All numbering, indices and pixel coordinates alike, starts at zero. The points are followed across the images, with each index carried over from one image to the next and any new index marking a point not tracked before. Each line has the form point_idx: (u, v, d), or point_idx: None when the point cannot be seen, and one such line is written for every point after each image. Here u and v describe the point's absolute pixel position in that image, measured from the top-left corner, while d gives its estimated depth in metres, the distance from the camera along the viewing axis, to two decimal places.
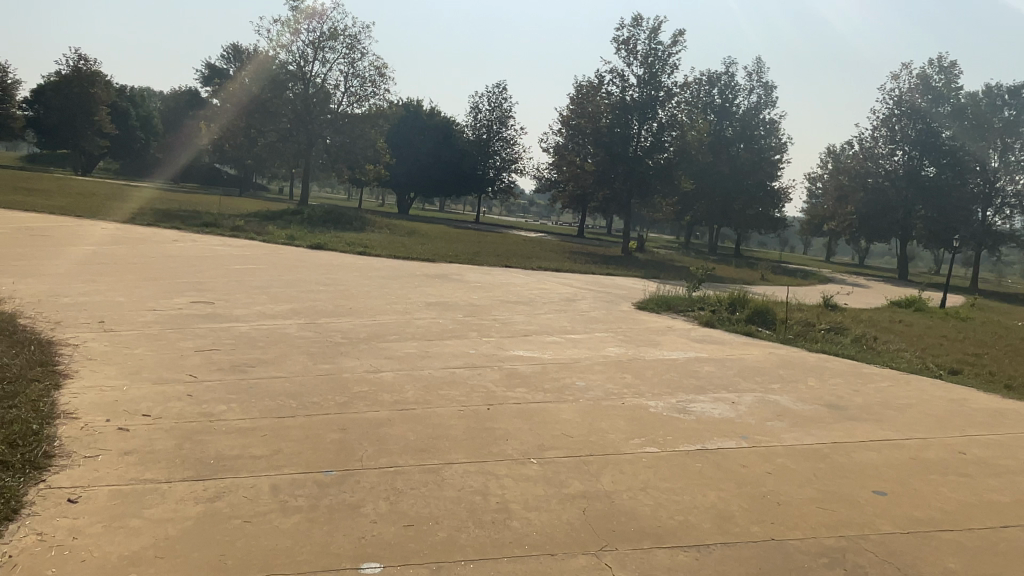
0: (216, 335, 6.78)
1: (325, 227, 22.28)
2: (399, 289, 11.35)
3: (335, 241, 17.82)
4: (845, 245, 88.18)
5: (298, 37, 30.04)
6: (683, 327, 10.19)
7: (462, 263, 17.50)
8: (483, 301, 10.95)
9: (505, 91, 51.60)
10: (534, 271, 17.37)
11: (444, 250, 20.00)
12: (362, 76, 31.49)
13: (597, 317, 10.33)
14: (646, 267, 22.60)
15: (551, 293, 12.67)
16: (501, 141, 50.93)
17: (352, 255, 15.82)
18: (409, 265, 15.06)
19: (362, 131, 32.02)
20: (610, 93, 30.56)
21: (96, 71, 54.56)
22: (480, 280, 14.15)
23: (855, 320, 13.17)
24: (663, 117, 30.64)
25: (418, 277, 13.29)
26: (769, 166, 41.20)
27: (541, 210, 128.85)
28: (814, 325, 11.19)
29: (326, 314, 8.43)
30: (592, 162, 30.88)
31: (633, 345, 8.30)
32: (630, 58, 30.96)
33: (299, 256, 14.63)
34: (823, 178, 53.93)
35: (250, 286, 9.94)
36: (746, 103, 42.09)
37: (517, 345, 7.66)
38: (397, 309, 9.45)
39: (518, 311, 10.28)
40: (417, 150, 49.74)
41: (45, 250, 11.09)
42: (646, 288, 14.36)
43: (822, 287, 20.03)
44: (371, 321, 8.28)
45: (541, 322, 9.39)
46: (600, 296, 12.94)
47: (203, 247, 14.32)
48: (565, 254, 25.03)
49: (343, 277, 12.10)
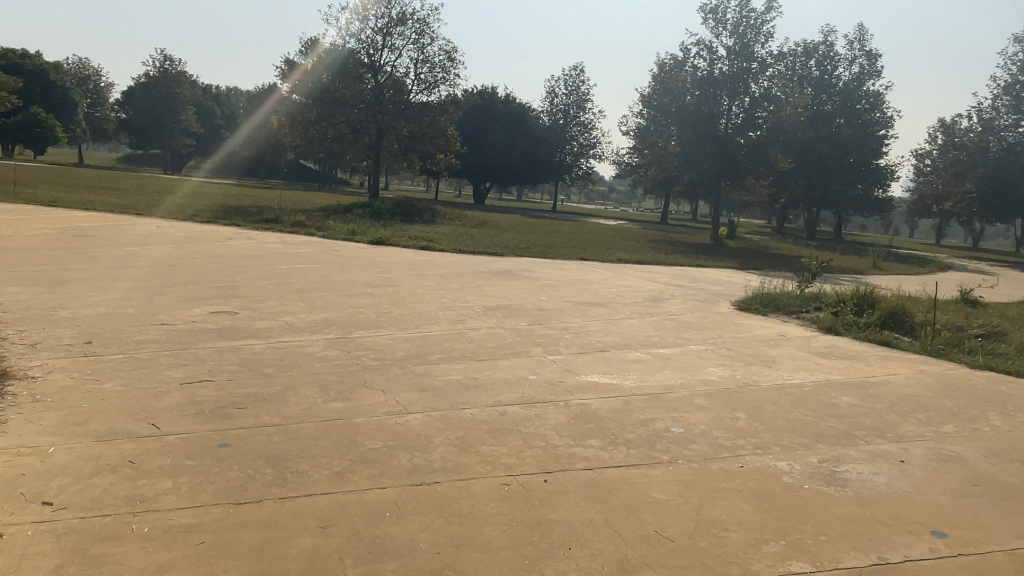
0: (217, 358, 5.52)
1: (392, 221, 21.28)
2: (457, 291, 9.94)
3: (398, 235, 16.64)
4: (956, 228, 81.52)
5: (366, 23, 29.03)
6: (796, 335, 8.31)
7: (535, 257, 16.02)
8: (553, 305, 9.35)
9: (582, 73, 49.77)
10: (615, 264, 15.64)
11: (516, 243, 18.62)
12: (433, 62, 30.29)
13: (692, 324, 8.57)
14: (739, 257, 20.49)
15: (633, 292, 10.95)
16: (579, 125, 50.01)
17: (414, 250, 14.63)
18: (474, 261, 13.67)
19: (432, 119, 30.96)
20: (696, 67, 28.48)
21: (181, 71, 55.92)
22: (553, 276, 12.63)
23: (1008, 320, 10.84)
24: (757, 91, 28.13)
25: (483, 275, 11.86)
26: (873, 142, 37.75)
27: (622, 197, 126.12)
28: (965, 329, 9.06)
29: (363, 327, 7.08)
30: (677, 142, 28.68)
31: (740, 364, 6.54)
32: (719, 29, 28.64)
33: (356, 253, 13.50)
34: (932, 153, 49.39)
35: (287, 291, 8.73)
36: (848, 75, 38.59)
37: (590, 366, 6.07)
38: (453, 316, 8.03)
39: (594, 317, 8.66)
40: (492, 138, 48.42)
41: (81, 252, 10.27)
42: (744, 283, 12.45)
43: (948, 278, 17.43)
44: (415, 336, 6.86)
45: (623, 332, 7.74)
46: (691, 295, 11.10)
47: (256, 244, 13.37)
48: (647, 243, 23.19)
49: (397, 278, 10.79)
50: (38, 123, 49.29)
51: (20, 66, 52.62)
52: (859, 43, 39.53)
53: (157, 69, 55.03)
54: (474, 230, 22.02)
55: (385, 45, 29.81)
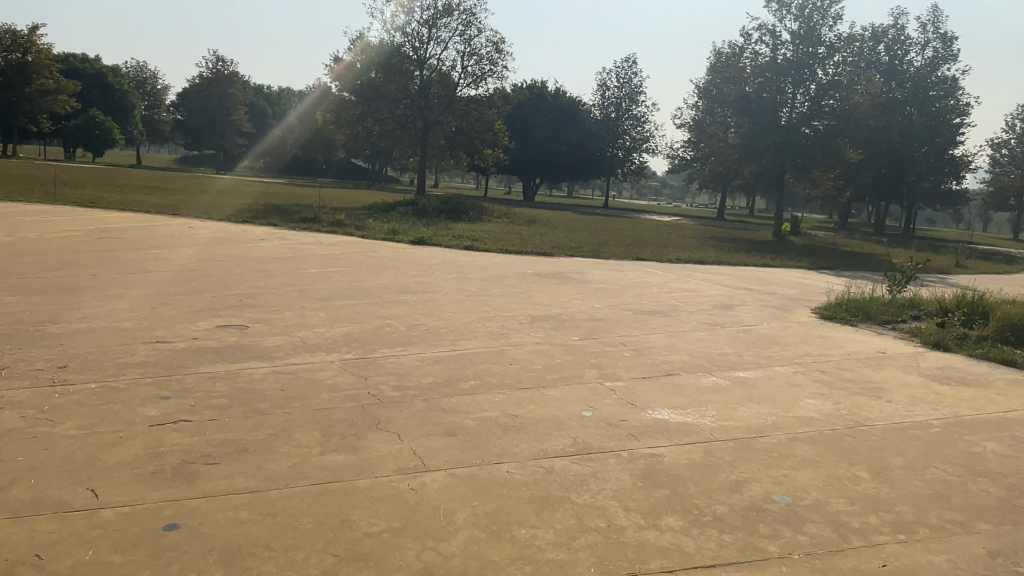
0: (208, 388, 4.60)
1: (437, 219, 20.45)
2: (501, 297, 8.94)
3: (441, 234, 15.78)
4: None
5: (412, 16, 28.24)
6: (898, 351, 7.02)
7: (586, 256, 14.92)
8: (608, 313, 8.27)
9: (635, 64, 48.20)
10: (674, 264, 14.46)
11: (566, 241, 17.55)
12: (480, 54, 29.37)
13: (771, 338, 7.35)
14: (809, 255, 19.05)
15: (698, 298, 9.78)
16: (631, 119, 48.61)
17: (457, 250, 13.75)
18: (521, 262, 12.67)
19: (479, 113, 30.00)
20: (758, 54, 26.86)
21: (233, 72, 56.34)
22: (608, 279, 11.51)
23: None
24: (824, 77, 26.27)
25: (530, 278, 10.82)
26: (948, 131, 35.21)
27: (676, 192, 123.34)
28: None
29: (389, 344, 6.11)
30: (737, 133, 27.05)
31: (842, 392, 5.34)
32: (782, 12, 26.93)
33: (395, 254, 12.64)
34: (1013, 143, 46.18)
35: (311, 300, 7.85)
36: (920, 61, 36.16)
37: (659, 397, 4.95)
38: (496, 329, 7.02)
39: (657, 330, 7.53)
40: (541, 132, 47.35)
41: (101, 255, 9.64)
42: (824, 287, 11.08)
43: None
44: (448, 355, 5.86)
45: (693, 350, 6.60)
46: (763, 302, 9.85)
47: (290, 245, 12.62)
48: (707, 241, 21.76)
49: (436, 282, 9.84)
50: (98, 126, 50.69)
51: (81, 70, 55.29)
52: (933, 26, 37.02)
53: (211, 70, 55.57)
54: (522, 227, 21.06)
55: (431, 37, 28.97)
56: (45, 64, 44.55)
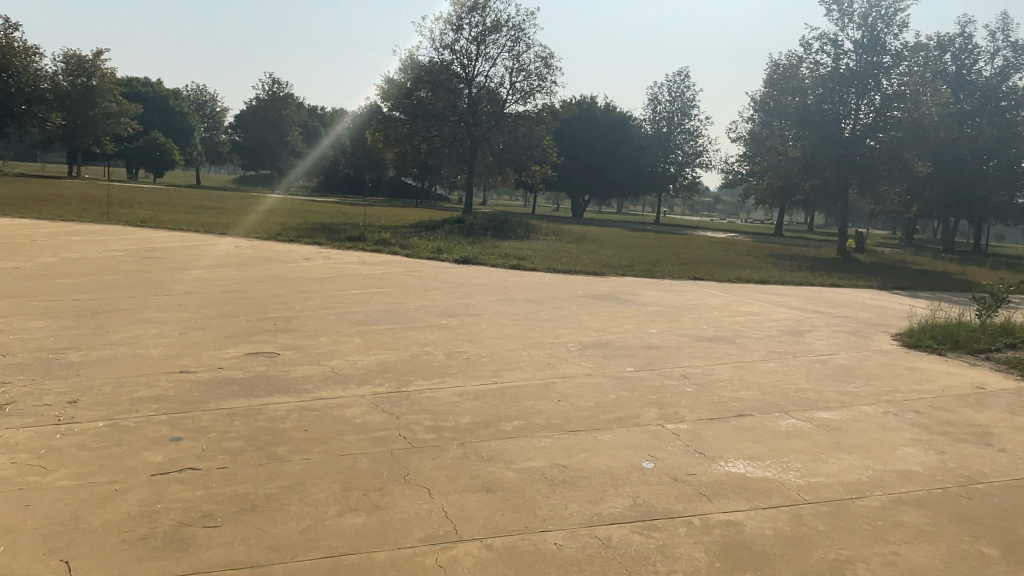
0: (223, 428, 4.19)
1: (484, 237, 20.04)
2: (551, 321, 8.40)
3: (487, 253, 15.34)
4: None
5: (460, 33, 28.14)
6: (999, 385, 6.21)
7: (639, 276, 14.26)
8: (665, 340, 7.63)
9: (688, 78, 47.30)
10: (733, 284, 13.69)
11: (617, 259, 16.91)
12: (529, 70, 29.06)
13: (851, 371, 6.61)
14: (877, 274, 17.98)
15: (764, 323, 9.05)
16: (683, 134, 47.67)
17: (504, 269, 13.29)
18: (571, 282, 12.11)
19: (528, 130, 29.64)
20: (818, 64, 25.82)
21: (288, 94, 57.59)
22: (662, 301, 10.85)
23: None
24: (890, 87, 25.05)
25: (580, 300, 10.25)
26: None
27: (730, 208, 121.05)
28: None
29: (425, 375, 5.59)
30: (797, 147, 26.02)
31: (945, 438, 4.61)
32: (844, 21, 25.88)
33: (440, 273, 12.23)
34: None
35: (347, 324, 7.43)
36: (990, 70, 34.42)
37: (731, 445, 4.30)
38: (544, 358, 6.47)
39: (720, 360, 6.85)
40: (591, 148, 46.77)
41: (140, 276, 9.47)
42: (901, 311, 10.18)
43: None
44: (491, 389, 5.31)
45: (763, 385, 5.91)
46: (836, 327, 9.06)
47: (333, 265, 12.35)
48: (766, 259, 20.80)
49: (481, 304, 9.35)
50: (157, 146, 52.25)
51: (143, 93, 57.32)
52: (1003, 33, 35.18)
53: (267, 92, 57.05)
54: (572, 245, 20.52)
55: (479, 54, 28.80)
56: (108, 87, 46.73)
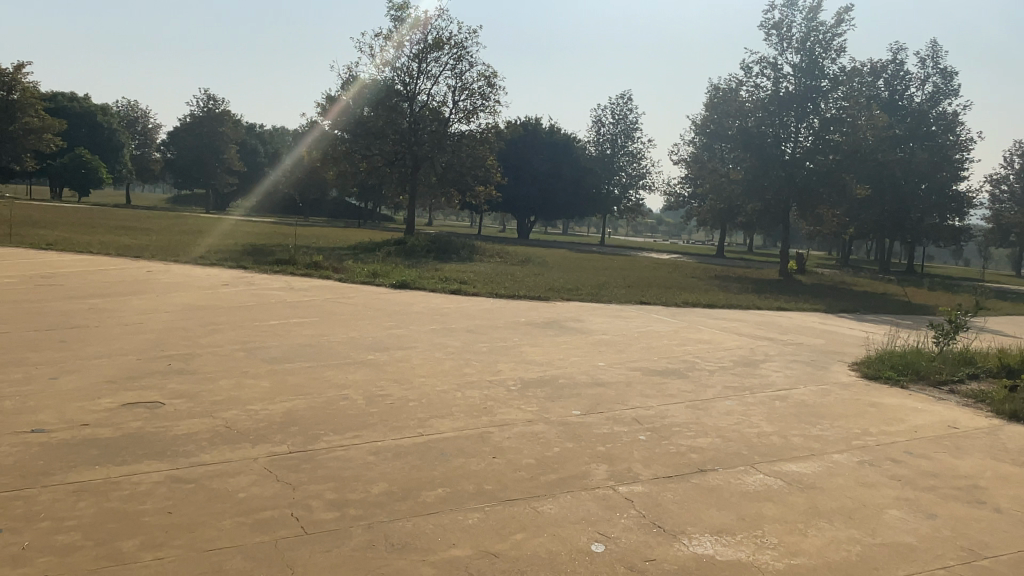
0: (64, 513, 3.32)
1: (424, 260, 19.23)
2: (490, 354, 7.66)
3: (426, 277, 14.56)
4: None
5: (401, 50, 27.44)
6: (971, 424, 5.75)
7: (585, 300, 13.70)
8: (614, 375, 6.98)
9: (630, 101, 47.64)
10: (680, 309, 13.27)
11: (561, 283, 16.36)
12: (471, 88, 28.50)
13: (815, 409, 6.06)
14: (822, 296, 17.94)
15: (716, 353, 8.51)
16: (627, 156, 47.91)
17: (443, 295, 12.54)
18: (514, 309, 11.43)
19: (471, 149, 29.04)
20: (759, 87, 26.09)
21: (224, 110, 55.80)
22: (609, 328, 10.27)
23: None
24: (827, 111, 25.42)
25: (523, 328, 9.55)
26: (951, 167, 34.58)
27: (672, 229, 123.30)
28: None
29: (337, 427, 4.78)
30: (739, 169, 26.13)
31: (930, 495, 4.05)
32: (783, 46, 26.27)
33: (373, 299, 11.40)
34: (1012, 179, 46.38)
35: (256, 362, 6.55)
36: (920, 96, 35.62)
37: (695, 515, 3.63)
38: (479, 400, 5.72)
39: (674, 398, 6.22)
40: (535, 169, 46.53)
41: (25, 307, 8.37)
42: (855, 339, 9.82)
43: None
44: (414, 443, 4.53)
45: (723, 429, 5.29)
46: (790, 357, 8.60)
47: (255, 291, 11.37)
48: (713, 281, 20.57)
49: (414, 335, 8.56)
50: (83, 164, 49.63)
51: (68, 108, 54.66)
52: (932, 60, 36.38)
53: (201, 109, 54.95)
54: (515, 268, 19.90)
55: (421, 72, 28.16)
56: (29, 102, 43.88)
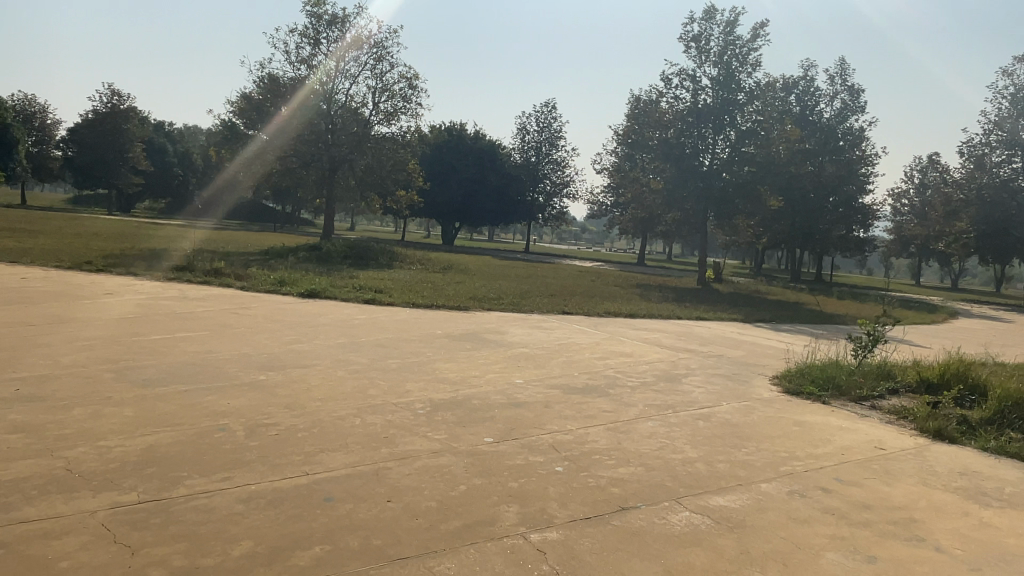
0: None
1: (340, 267, 18.36)
2: (399, 370, 7.06)
3: (338, 285, 13.75)
4: (929, 268, 82.49)
5: (317, 48, 26.43)
6: (896, 444, 5.58)
7: (506, 310, 13.24)
8: (531, 394, 6.49)
9: (554, 109, 47.58)
10: (603, 319, 13.00)
11: (482, 292, 15.84)
12: (392, 90, 27.71)
13: (742, 430, 5.74)
14: (740, 306, 18.16)
15: (638, 367, 8.15)
16: (552, 164, 47.78)
17: (355, 304, 11.82)
18: (430, 320, 10.83)
19: (392, 152, 28.18)
20: (678, 98, 26.43)
21: (131, 107, 52.85)
22: (529, 340, 9.83)
23: None
24: (743, 124, 25.92)
25: (438, 341, 8.99)
26: (857, 180, 36.17)
27: (596, 237, 125.36)
28: None
29: (205, 470, 4.12)
30: (659, 178, 26.38)
31: (867, 533, 3.73)
32: (702, 58, 26.70)
33: (278, 310, 10.58)
34: (911, 193, 49.19)
35: (124, 388, 5.75)
36: (829, 111, 37.14)
37: (613, 570, 3.17)
38: (379, 427, 5.13)
39: (594, 420, 5.77)
40: (460, 175, 45.99)
41: None
42: (777, 352, 9.70)
43: (980, 333, 15.34)
44: (294, 490, 3.90)
45: (646, 456, 4.87)
46: (712, 371, 8.35)
47: (144, 300, 10.37)
48: (635, 290, 20.56)
49: (316, 350, 7.86)
50: None
51: None
52: (840, 78, 37.93)
53: (105, 105, 51.87)
54: (436, 275, 19.27)
55: (339, 71, 27.19)
56: None
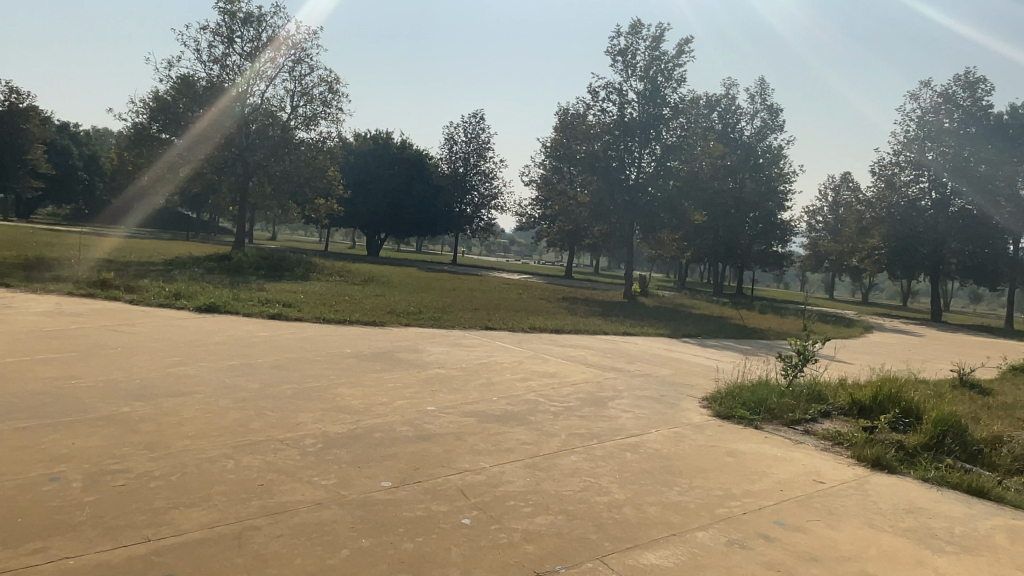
0: None
1: (251, 278, 17.20)
2: (293, 397, 6.23)
3: (242, 298, 12.72)
4: (842, 282, 86.33)
5: (230, 47, 25.17)
6: (835, 476, 5.15)
7: (425, 325, 12.51)
8: (441, 424, 5.78)
9: (482, 120, 46.58)
10: (527, 335, 12.44)
11: (401, 306, 15.05)
12: (311, 93, 26.65)
13: (673, 463, 5.19)
14: (666, 320, 17.98)
15: (562, 390, 7.55)
16: (480, 175, 46.68)
17: (259, 319, 10.87)
18: (340, 337, 9.99)
19: (310, 158, 27.05)
20: (606, 111, 26.36)
21: (31, 106, 49.21)
22: (447, 358, 9.13)
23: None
24: (669, 138, 26.02)
25: (345, 361, 8.18)
26: (775, 197, 37.18)
27: (525, 249, 125.84)
28: None
29: (14, 540, 3.26)
30: (586, 191, 26.18)
31: None
32: (628, 72, 26.74)
33: (168, 326, 9.53)
34: (826, 210, 51.14)
35: None
36: (750, 130, 38.04)
37: None
38: (254, 474, 4.32)
39: (511, 454, 5.10)
40: (384, 185, 44.77)
41: None
42: (706, 371, 9.31)
43: (897, 347, 15.60)
44: (125, 564, 3.10)
45: (566, 501, 4.25)
46: (640, 392, 7.86)
47: (10, 315, 9.15)
48: (561, 303, 20.18)
49: (200, 374, 6.93)
50: None
51: None
52: (760, 97, 38.95)
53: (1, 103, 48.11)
54: (355, 287, 18.32)
55: (254, 72, 25.97)
56: None
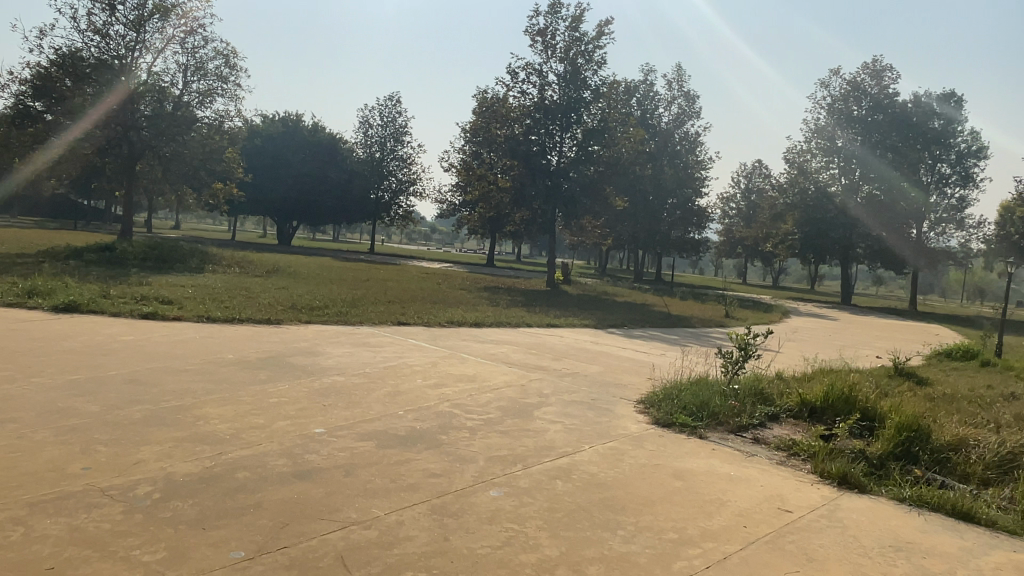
0: None
1: (133, 271, 15.39)
2: (139, 425, 4.93)
3: (113, 295, 11.07)
4: (756, 267, 88.90)
5: (111, 15, 22.66)
6: (801, 502, 4.32)
7: (328, 321, 11.25)
8: (329, 453, 4.65)
9: (398, 104, 45.00)
10: (443, 330, 11.37)
11: (304, 299, 13.70)
12: (206, 68, 24.60)
13: (613, 494, 4.24)
14: (590, 310, 17.22)
15: (479, 398, 6.51)
16: (397, 160, 44.90)
17: (128, 319, 9.37)
18: (224, 338, 8.64)
19: (207, 139, 25.00)
20: (525, 93, 25.43)
21: None
22: (348, 361, 7.95)
23: (976, 405, 7.85)
24: (589, 122, 25.23)
25: (222, 370, 6.88)
26: (693, 181, 37.39)
27: (446, 238, 124.19)
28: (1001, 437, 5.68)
29: None
30: (506, 177, 25.23)
31: None
32: (548, 53, 25.85)
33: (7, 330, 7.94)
34: (741, 198, 52.07)
35: None
36: (668, 117, 37.87)
37: None
38: (44, 551, 3.07)
39: (414, 494, 4.03)
40: (292, 170, 42.64)
41: None
42: (637, 369, 8.46)
43: (822, 334, 15.33)
44: None
45: (484, 565, 3.22)
46: (569, 396, 6.94)
47: None
48: (482, 293, 19.24)
49: (24, 394, 5.52)
50: None
51: None
52: (676, 83, 38.87)
53: None
54: (255, 279, 16.75)
55: (139, 42, 23.56)
56: None
